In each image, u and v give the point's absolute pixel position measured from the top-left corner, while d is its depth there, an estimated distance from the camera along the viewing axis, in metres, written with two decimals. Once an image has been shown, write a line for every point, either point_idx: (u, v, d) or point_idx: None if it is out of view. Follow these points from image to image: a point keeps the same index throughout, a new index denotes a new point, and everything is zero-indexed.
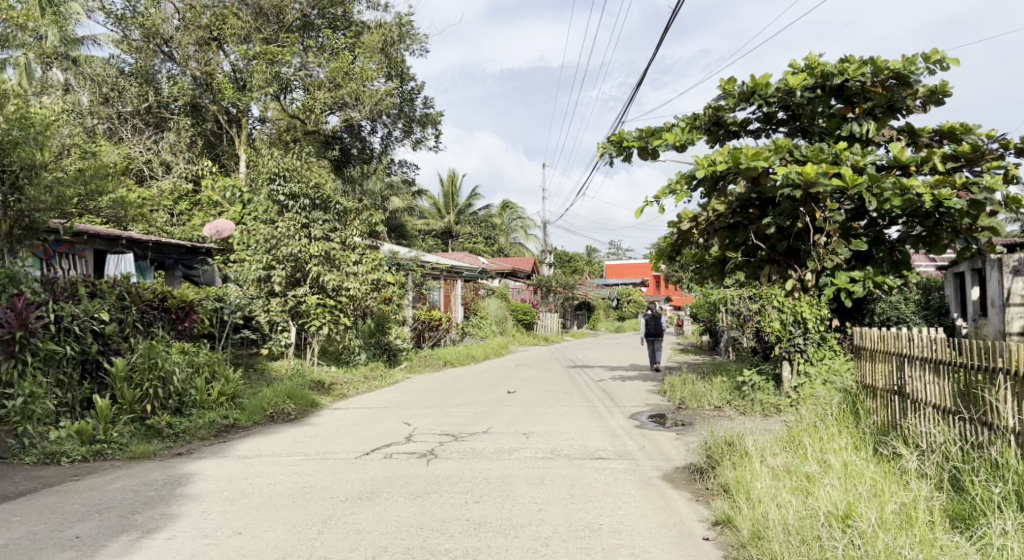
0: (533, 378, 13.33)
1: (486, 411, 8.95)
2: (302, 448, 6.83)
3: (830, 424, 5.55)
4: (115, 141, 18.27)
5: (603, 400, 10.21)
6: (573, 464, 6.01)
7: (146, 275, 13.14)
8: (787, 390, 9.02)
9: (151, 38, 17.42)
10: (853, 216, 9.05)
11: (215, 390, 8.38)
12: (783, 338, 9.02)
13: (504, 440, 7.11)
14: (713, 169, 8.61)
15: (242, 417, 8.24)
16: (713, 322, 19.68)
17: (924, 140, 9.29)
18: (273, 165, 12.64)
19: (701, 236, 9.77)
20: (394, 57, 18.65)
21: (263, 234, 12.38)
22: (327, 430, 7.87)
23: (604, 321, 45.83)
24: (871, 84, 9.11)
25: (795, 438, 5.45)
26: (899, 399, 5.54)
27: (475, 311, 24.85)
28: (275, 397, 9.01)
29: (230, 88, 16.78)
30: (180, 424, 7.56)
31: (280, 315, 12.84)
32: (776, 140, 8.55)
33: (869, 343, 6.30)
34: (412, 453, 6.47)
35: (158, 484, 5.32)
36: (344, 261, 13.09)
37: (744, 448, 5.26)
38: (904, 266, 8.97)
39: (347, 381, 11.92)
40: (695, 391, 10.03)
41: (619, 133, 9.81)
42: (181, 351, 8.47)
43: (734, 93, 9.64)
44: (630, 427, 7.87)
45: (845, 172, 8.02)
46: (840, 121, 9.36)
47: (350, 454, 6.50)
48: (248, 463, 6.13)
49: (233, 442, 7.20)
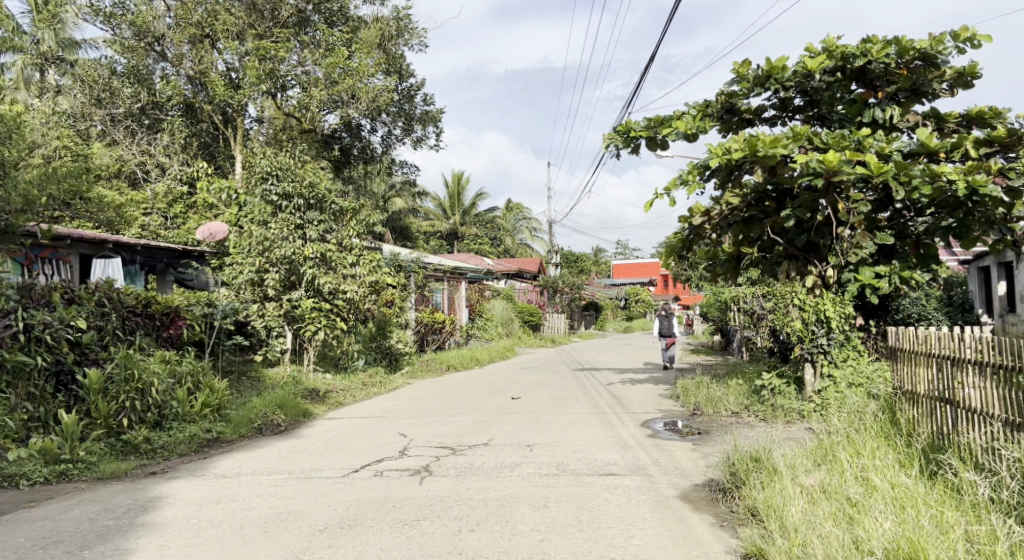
0: (540, 383, 12.77)
1: (488, 420, 8.40)
2: (286, 465, 6.29)
3: (867, 436, 4.96)
4: (108, 143, 17.90)
5: (613, 406, 9.64)
6: (580, 482, 5.44)
7: (136, 280, 12.80)
8: (810, 395, 8.42)
9: (142, 37, 16.95)
10: (878, 207, 8.45)
11: (199, 402, 7.84)
12: (805, 339, 8.46)
13: (506, 453, 6.55)
14: (728, 157, 8.05)
15: (226, 430, 7.71)
16: (724, 322, 19.10)
17: (950, 125, 8.70)
18: (266, 164, 12.15)
19: (714, 231, 9.17)
20: (392, 53, 18.19)
21: (256, 236, 11.89)
22: (317, 443, 7.33)
23: (612, 321, 45.23)
24: (894, 66, 8.51)
25: (830, 451, 4.88)
26: (946, 407, 4.94)
27: (480, 313, 24.36)
28: (265, 408, 8.49)
29: (221, 86, 16.24)
30: (159, 439, 7.00)
31: (276, 320, 12.41)
32: (794, 126, 7.97)
33: (905, 346, 5.72)
34: (405, 470, 5.93)
35: (120, 510, 4.79)
36: (341, 263, 12.53)
37: (772, 464, 4.70)
38: (933, 260, 8.38)
39: (343, 389, 11.36)
40: (710, 395, 9.44)
41: (626, 123, 9.25)
42: (164, 360, 7.94)
43: (748, 77, 9.02)
44: (643, 437, 7.31)
45: (870, 159, 7.45)
46: (861, 107, 8.77)
47: (337, 472, 5.96)
48: (225, 484, 5.60)
49: (214, 458, 6.68)
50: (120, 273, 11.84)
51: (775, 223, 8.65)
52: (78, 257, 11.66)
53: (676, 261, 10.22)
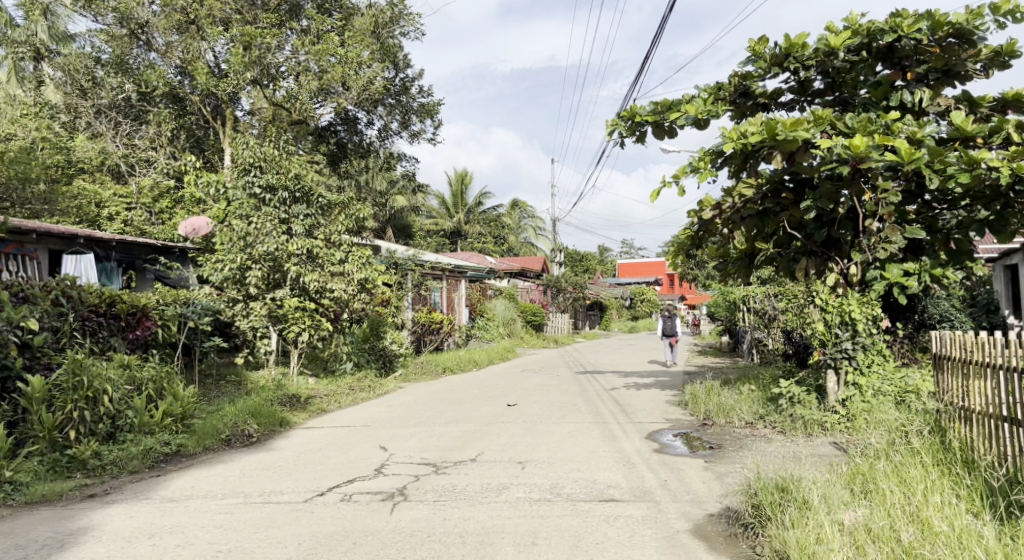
0: (538, 387, 12.04)
1: (478, 432, 7.66)
2: (244, 486, 5.56)
3: (917, 460, 4.21)
4: (93, 136, 17.34)
5: (616, 415, 8.89)
6: (576, 511, 4.70)
7: (113, 279, 12.09)
8: (833, 405, 7.57)
9: (126, 23, 16.32)
10: (906, 199, 7.67)
11: (160, 411, 7.11)
12: (828, 343, 7.67)
13: (494, 472, 5.82)
14: (743, 142, 7.28)
15: (188, 442, 6.97)
16: (734, 323, 18.32)
17: (984, 110, 7.87)
18: (247, 155, 11.48)
19: (726, 226, 8.38)
20: (386, 41, 17.44)
21: (237, 231, 11.16)
22: (287, 459, 6.60)
23: (618, 321, 44.45)
24: (925, 44, 7.65)
25: (869, 479, 4.13)
26: (1010, 427, 4.16)
27: (480, 313, 23.65)
28: (235, 417, 7.77)
29: (204, 74, 15.56)
30: (109, 454, 6.31)
31: (261, 321, 11.56)
32: (816, 110, 7.22)
33: (954, 355, 4.92)
34: (377, 494, 5.20)
35: (31, 549, 4.09)
36: (328, 260, 11.85)
37: (803, 494, 3.96)
38: (966, 256, 7.59)
39: (328, 394, 10.61)
40: (722, 404, 8.66)
41: (630, 107, 8.48)
42: (121, 364, 7.20)
43: (764, 57, 8.16)
44: (648, 452, 6.58)
45: (901, 145, 6.68)
46: (887, 90, 7.90)
47: (300, 495, 5.23)
48: (169, 511, 4.89)
49: (168, 477, 5.95)
50: (94, 271, 11.30)
51: (793, 217, 7.86)
52: (47, 252, 11.03)
53: (685, 259, 9.46)
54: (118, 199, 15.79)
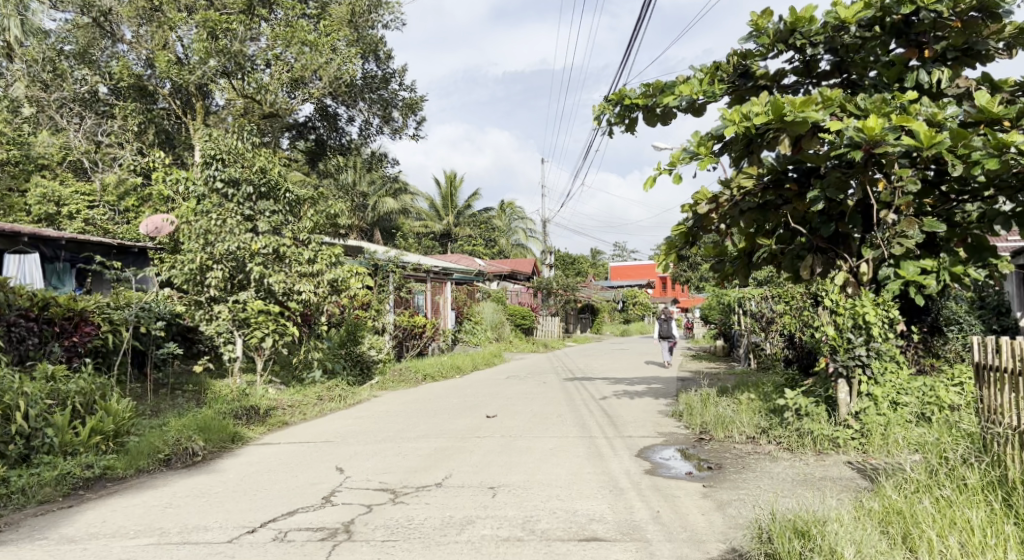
0: (524, 396, 11.23)
1: (448, 449, 6.85)
2: (164, 520, 4.72)
3: (970, 500, 3.41)
4: (54, 130, 16.47)
5: (604, 429, 8.03)
6: (550, 555, 3.88)
7: (64, 281, 11.27)
8: (846, 418, 6.76)
9: (89, 11, 15.51)
10: (922, 191, 6.87)
11: (86, 430, 6.25)
12: (840, 349, 6.78)
13: (460, 501, 5.01)
14: (745, 125, 6.50)
15: (117, 463, 6.11)
16: (729, 326, 17.53)
17: (1007, 93, 7.08)
18: (209, 146, 10.65)
19: (723, 221, 7.53)
20: (363, 32, 16.69)
21: (194, 228, 10.29)
22: (227, 483, 5.77)
23: (610, 324, 43.70)
24: (946, 18, 6.82)
25: (911, 522, 3.35)
26: None
27: (468, 316, 22.85)
28: (178, 433, 6.90)
29: (166, 62, 14.72)
30: (18, 480, 5.46)
31: (224, 325, 10.61)
32: (824, 90, 6.41)
33: (1005, 366, 4.15)
34: (319, 531, 4.40)
35: None
36: (295, 259, 10.99)
37: (831, 542, 3.16)
38: (988, 252, 6.66)
39: (292, 406, 9.72)
40: (721, 416, 7.82)
41: (618, 90, 7.71)
42: (43, 376, 6.40)
43: (768, 32, 7.43)
44: (638, 474, 5.76)
45: (919, 128, 5.84)
46: (901, 70, 7.03)
47: (225, 533, 4.40)
48: (60, 556, 4.05)
49: (80, 508, 5.10)
50: (39, 272, 10.34)
51: (797, 210, 7.03)
52: None
53: (678, 259, 8.64)
54: (79, 196, 14.90)
